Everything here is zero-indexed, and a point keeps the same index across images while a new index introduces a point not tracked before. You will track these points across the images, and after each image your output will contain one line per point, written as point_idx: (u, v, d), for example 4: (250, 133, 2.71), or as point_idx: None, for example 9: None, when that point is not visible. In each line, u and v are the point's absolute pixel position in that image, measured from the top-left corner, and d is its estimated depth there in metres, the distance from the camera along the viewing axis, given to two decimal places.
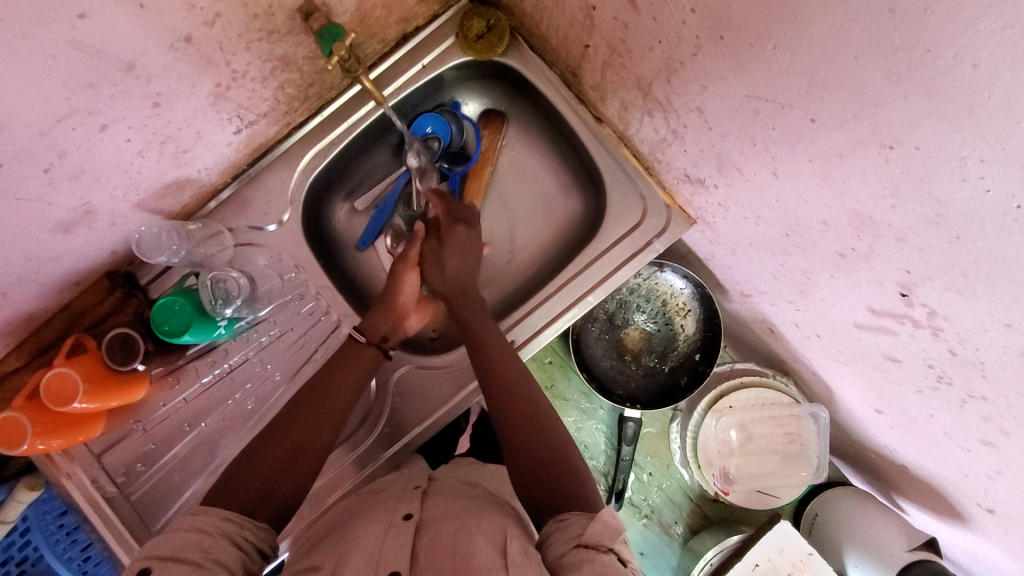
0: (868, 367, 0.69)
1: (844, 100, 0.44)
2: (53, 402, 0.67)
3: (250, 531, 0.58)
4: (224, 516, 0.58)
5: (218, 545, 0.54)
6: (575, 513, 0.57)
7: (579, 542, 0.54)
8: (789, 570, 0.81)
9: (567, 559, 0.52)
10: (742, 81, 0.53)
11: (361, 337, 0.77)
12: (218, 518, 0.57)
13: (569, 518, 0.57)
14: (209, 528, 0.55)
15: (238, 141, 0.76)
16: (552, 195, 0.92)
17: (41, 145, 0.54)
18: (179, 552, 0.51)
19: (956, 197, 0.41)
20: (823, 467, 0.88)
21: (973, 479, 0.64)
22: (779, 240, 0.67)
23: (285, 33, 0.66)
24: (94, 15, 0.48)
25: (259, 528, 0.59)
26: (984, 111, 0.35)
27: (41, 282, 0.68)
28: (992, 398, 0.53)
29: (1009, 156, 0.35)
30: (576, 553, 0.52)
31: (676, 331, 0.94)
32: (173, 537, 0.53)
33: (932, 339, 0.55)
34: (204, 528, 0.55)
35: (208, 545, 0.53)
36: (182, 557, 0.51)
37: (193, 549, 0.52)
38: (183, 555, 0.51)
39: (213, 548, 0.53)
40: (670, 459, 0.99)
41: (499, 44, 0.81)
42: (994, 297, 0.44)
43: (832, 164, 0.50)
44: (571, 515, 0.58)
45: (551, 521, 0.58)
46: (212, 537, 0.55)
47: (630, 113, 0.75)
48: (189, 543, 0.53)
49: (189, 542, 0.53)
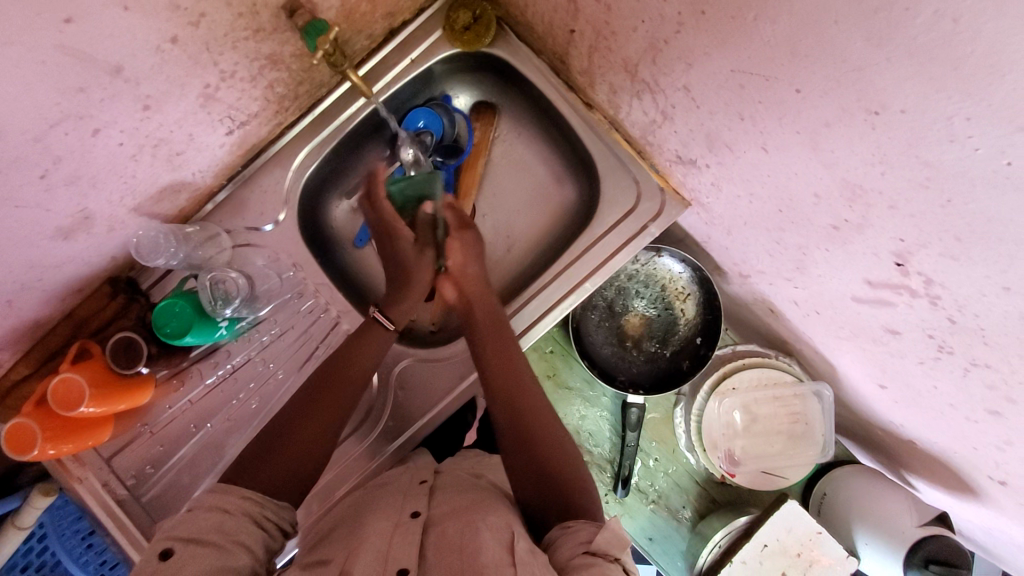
0: (868, 341, 0.68)
1: (828, 67, 0.43)
2: (61, 406, 0.67)
3: (270, 510, 0.59)
4: (245, 495, 0.58)
5: (239, 525, 0.55)
6: (582, 523, 0.59)
7: (587, 548, 0.55)
8: (799, 549, 0.82)
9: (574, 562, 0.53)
10: (726, 55, 0.52)
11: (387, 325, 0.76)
12: (239, 498, 0.58)
13: (574, 526, 0.59)
14: (231, 507, 0.56)
15: (231, 142, 0.77)
16: (547, 184, 0.92)
17: (35, 151, 0.55)
18: (200, 534, 0.52)
19: (944, 158, 0.41)
20: (829, 446, 0.88)
21: (982, 451, 0.63)
22: (773, 217, 0.66)
23: (272, 31, 0.66)
24: (80, 19, 0.48)
25: (279, 504, 0.61)
26: (966, 67, 0.35)
27: (44, 289, 0.69)
28: (994, 364, 0.52)
29: (995, 111, 0.35)
30: (582, 557, 0.53)
31: (677, 315, 0.95)
32: (196, 517, 0.54)
33: (930, 308, 0.54)
34: (226, 509, 0.56)
35: (229, 526, 0.54)
36: (204, 540, 0.51)
37: (213, 531, 0.53)
38: (204, 537, 0.52)
39: (234, 529, 0.54)
40: (675, 444, 0.99)
41: (487, 33, 0.81)
42: (988, 260, 0.43)
43: (819, 135, 0.49)
44: (576, 524, 0.59)
45: (557, 529, 0.60)
46: (232, 517, 0.55)
47: (619, 97, 0.75)
48: (210, 524, 0.53)
49: (211, 523, 0.53)
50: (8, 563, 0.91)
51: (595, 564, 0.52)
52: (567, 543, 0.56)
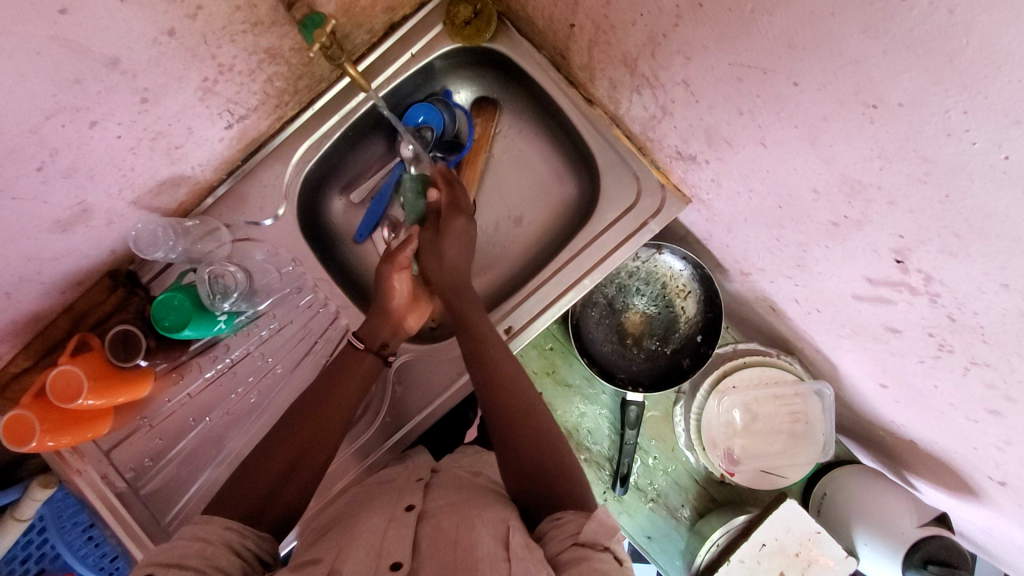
0: (869, 339, 0.68)
1: (825, 60, 0.43)
2: (60, 399, 0.67)
3: (253, 539, 0.59)
4: (227, 525, 0.58)
5: (221, 553, 0.54)
6: (572, 514, 0.59)
7: (576, 540, 0.54)
8: (797, 549, 0.81)
9: (564, 556, 0.52)
10: (724, 48, 0.52)
11: (359, 344, 0.77)
12: (220, 527, 0.57)
13: (565, 517, 0.58)
14: (211, 536, 0.56)
15: (230, 136, 0.77)
16: (547, 180, 0.92)
17: (31, 143, 0.55)
18: (180, 560, 0.51)
19: (942, 153, 0.40)
20: (830, 445, 0.88)
21: (982, 451, 0.62)
22: (772, 213, 0.66)
23: (269, 24, 0.66)
24: (74, 10, 0.48)
25: (260, 535, 0.60)
26: (963, 59, 0.34)
27: (43, 282, 0.69)
28: (994, 363, 0.51)
29: (994, 105, 0.34)
30: (573, 550, 0.53)
31: (677, 313, 0.94)
32: (176, 546, 0.53)
33: (931, 305, 0.53)
34: (206, 536, 0.55)
35: (210, 552, 0.53)
36: (184, 564, 0.51)
37: (194, 557, 0.52)
38: (185, 562, 0.51)
39: (214, 556, 0.53)
40: (675, 442, 0.98)
41: (487, 29, 0.81)
42: (988, 257, 0.43)
43: (818, 129, 0.49)
44: (568, 516, 0.59)
45: (546, 521, 0.59)
46: (213, 545, 0.55)
47: (619, 92, 0.75)
48: (190, 551, 0.53)
49: (191, 551, 0.53)
50: (8, 555, 0.91)
51: (587, 557, 0.51)
52: (556, 538, 0.56)
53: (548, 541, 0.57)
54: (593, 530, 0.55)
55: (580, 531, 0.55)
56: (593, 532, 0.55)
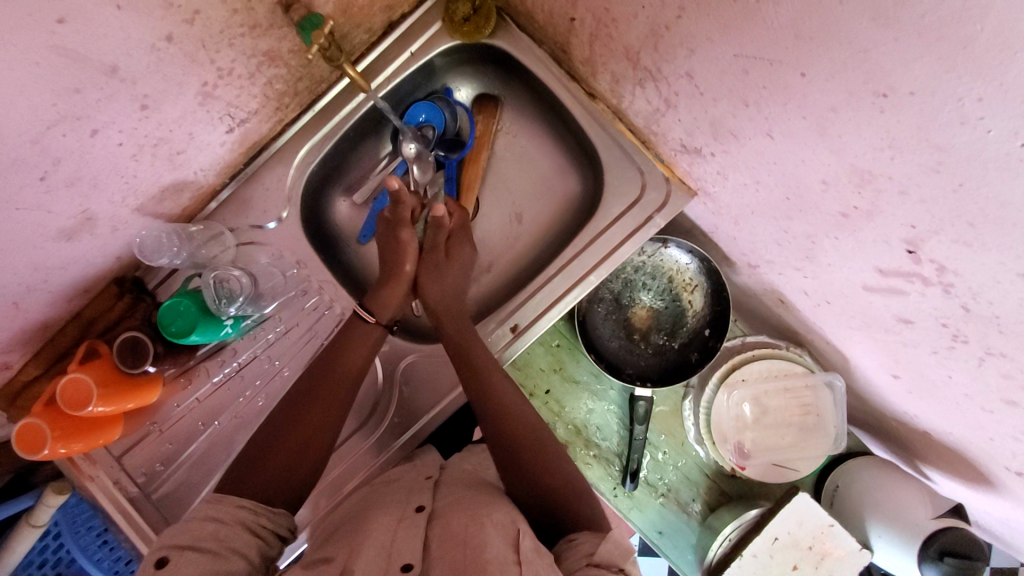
0: (881, 331, 0.67)
1: (834, 50, 0.42)
2: (70, 406, 0.68)
3: (266, 517, 0.59)
4: (239, 505, 0.58)
5: (235, 534, 0.55)
6: (587, 536, 0.59)
7: (591, 560, 0.54)
8: (810, 542, 0.81)
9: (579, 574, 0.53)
10: (729, 39, 0.51)
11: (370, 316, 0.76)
12: (234, 506, 0.58)
13: (578, 539, 0.59)
14: (226, 516, 0.56)
15: (232, 140, 0.77)
16: (550, 176, 0.91)
17: (33, 152, 0.54)
18: (195, 541, 0.52)
19: (956, 142, 0.39)
20: (842, 437, 0.87)
21: (999, 442, 0.61)
22: (779, 205, 0.65)
23: (268, 27, 0.66)
24: (73, 19, 0.48)
25: (276, 512, 0.61)
26: (976, 46, 0.33)
27: (50, 291, 0.69)
28: (1009, 353, 0.50)
29: (1008, 93, 0.33)
30: (587, 570, 0.53)
31: (684, 307, 0.94)
32: (189, 527, 0.54)
33: (943, 296, 0.52)
34: (222, 518, 0.56)
35: (224, 534, 0.54)
36: (200, 548, 0.51)
37: (209, 538, 0.53)
38: (200, 545, 0.52)
39: (229, 536, 0.54)
40: (685, 437, 0.97)
41: (487, 25, 0.80)
42: (1004, 247, 0.42)
43: (827, 120, 0.48)
44: (581, 537, 0.59)
45: (562, 542, 0.60)
46: (227, 525, 0.55)
47: (622, 85, 0.74)
48: (204, 532, 0.53)
49: (205, 532, 0.53)
50: (25, 560, 0.92)
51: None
52: (572, 558, 0.56)
53: (561, 562, 0.57)
54: (608, 551, 0.55)
55: (594, 550, 0.56)
56: (609, 552, 0.55)
